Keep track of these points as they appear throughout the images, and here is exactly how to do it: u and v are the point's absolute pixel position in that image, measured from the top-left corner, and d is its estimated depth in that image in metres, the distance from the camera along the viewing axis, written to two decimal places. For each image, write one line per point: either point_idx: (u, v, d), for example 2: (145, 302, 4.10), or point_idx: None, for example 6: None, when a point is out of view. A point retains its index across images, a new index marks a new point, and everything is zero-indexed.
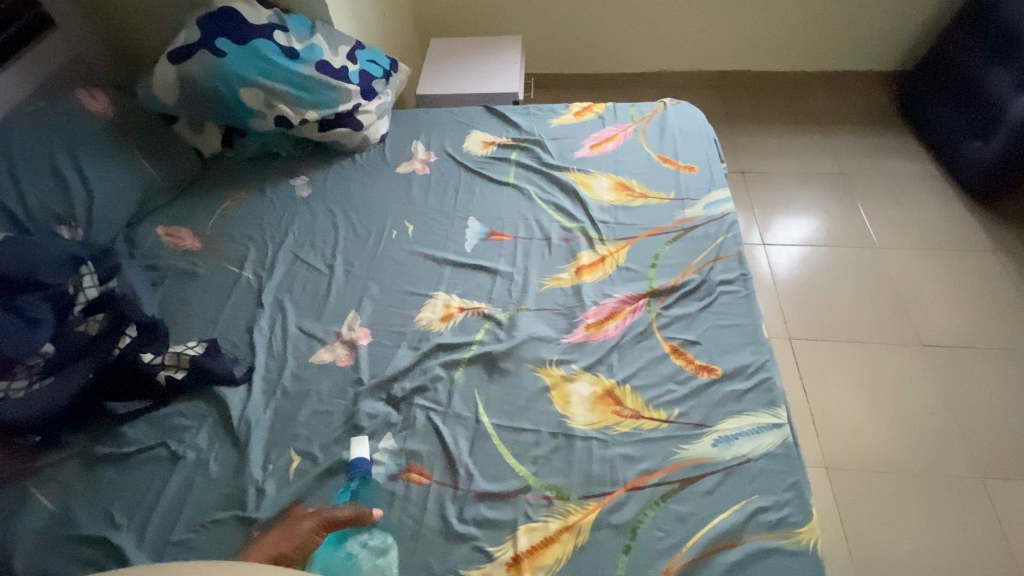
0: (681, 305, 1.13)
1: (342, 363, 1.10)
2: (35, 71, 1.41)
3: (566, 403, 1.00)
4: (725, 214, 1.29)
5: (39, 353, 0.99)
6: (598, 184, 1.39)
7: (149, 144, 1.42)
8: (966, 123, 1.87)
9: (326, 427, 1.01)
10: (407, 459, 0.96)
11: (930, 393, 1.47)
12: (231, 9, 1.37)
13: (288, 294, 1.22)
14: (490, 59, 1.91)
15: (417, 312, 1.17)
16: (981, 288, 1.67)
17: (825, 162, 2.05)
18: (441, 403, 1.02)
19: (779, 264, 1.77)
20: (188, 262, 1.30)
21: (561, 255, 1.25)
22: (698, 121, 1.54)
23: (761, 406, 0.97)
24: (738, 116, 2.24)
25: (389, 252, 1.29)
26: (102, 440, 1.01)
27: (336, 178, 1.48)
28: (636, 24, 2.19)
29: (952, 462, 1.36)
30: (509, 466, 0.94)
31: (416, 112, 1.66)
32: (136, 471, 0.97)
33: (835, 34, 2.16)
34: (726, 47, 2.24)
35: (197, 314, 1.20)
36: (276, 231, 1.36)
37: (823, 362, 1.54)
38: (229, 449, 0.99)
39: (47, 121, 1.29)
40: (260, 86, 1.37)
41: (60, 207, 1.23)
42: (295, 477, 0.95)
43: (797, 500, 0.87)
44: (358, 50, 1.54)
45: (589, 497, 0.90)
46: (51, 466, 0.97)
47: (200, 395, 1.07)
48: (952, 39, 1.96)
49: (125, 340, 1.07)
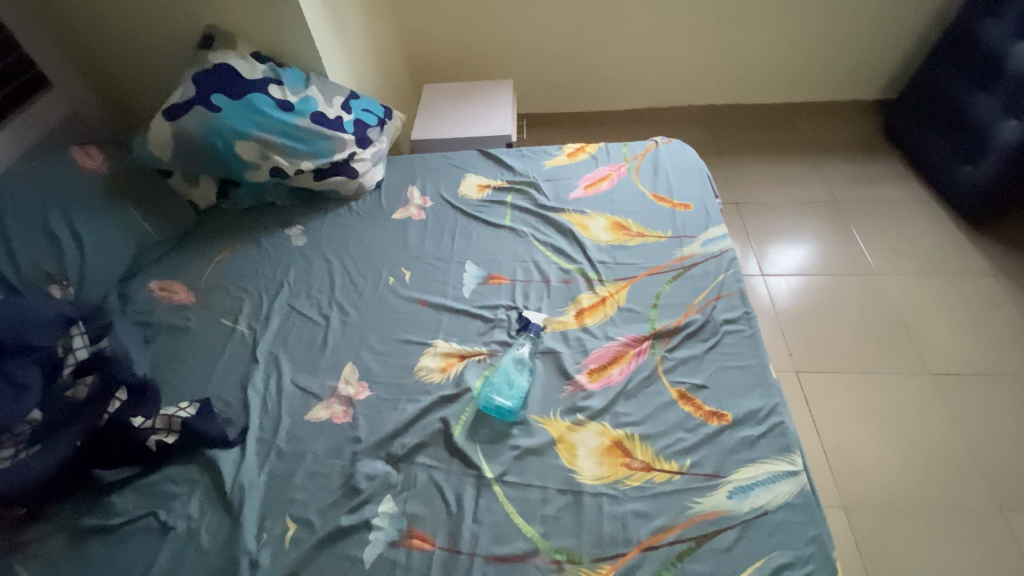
0: (685, 347, 1.10)
1: (339, 420, 1.06)
2: (31, 129, 1.42)
3: (573, 456, 0.96)
4: (724, 250, 1.28)
5: (25, 420, 0.94)
6: (595, 224, 1.38)
7: (143, 199, 1.42)
8: (955, 149, 1.90)
9: (322, 490, 0.97)
10: (408, 523, 0.91)
11: (941, 423, 1.44)
12: (226, 65, 1.39)
13: (283, 348, 1.20)
14: (483, 103, 1.94)
15: (416, 361, 1.14)
16: (985, 313, 1.65)
17: (817, 190, 2.06)
18: (443, 460, 0.98)
19: (779, 293, 1.75)
20: (181, 317, 1.28)
21: (561, 297, 1.23)
22: (690, 159, 1.56)
23: (775, 453, 0.94)
24: (728, 148, 2.28)
25: (387, 301, 1.27)
26: (90, 511, 0.96)
27: (331, 226, 1.47)
28: (624, 64, 2.25)
29: (973, 496, 1.31)
30: (516, 527, 0.89)
31: (411, 157, 1.68)
32: (125, 545, 0.92)
33: (817, 67, 2.21)
34: (713, 83, 2.29)
35: (189, 372, 1.17)
36: (271, 282, 1.35)
37: (830, 394, 1.51)
38: (221, 518, 0.95)
39: (41, 179, 1.28)
40: (255, 138, 1.37)
41: (52, 266, 1.21)
42: (291, 546, 0.90)
43: (820, 555, 0.82)
44: (352, 100, 1.56)
45: (602, 559, 0.85)
46: (37, 539, 0.92)
47: (191, 459, 1.02)
48: (933, 69, 2.01)
49: (115, 404, 1.03)
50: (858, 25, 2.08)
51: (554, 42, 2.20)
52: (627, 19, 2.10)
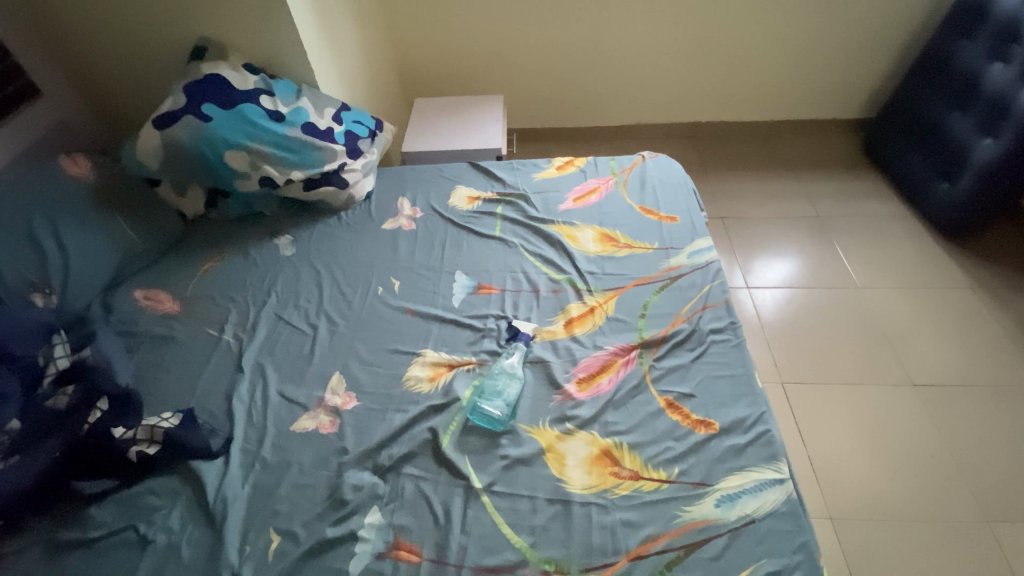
0: (673, 356, 1.11)
1: (325, 430, 1.05)
2: (18, 136, 1.41)
3: (562, 466, 0.96)
4: (710, 262, 1.30)
5: (3, 431, 0.92)
6: (583, 236, 1.40)
7: (130, 207, 1.40)
8: (932, 166, 1.96)
9: (308, 502, 0.95)
10: (395, 535, 0.90)
11: (925, 434, 1.46)
12: (218, 76, 1.40)
13: (270, 358, 1.18)
14: (473, 117, 1.97)
15: (405, 371, 1.14)
16: (963, 325, 1.69)
17: (800, 206, 2.11)
18: (431, 471, 0.98)
19: (765, 306, 1.78)
20: (166, 327, 1.26)
21: (551, 307, 1.23)
22: (677, 172, 1.59)
23: (762, 461, 0.94)
24: (714, 164, 2.32)
25: (376, 310, 1.27)
26: (67, 524, 0.93)
27: (321, 237, 1.47)
28: (612, 81, 2.30)
29: (957, 506, 1.33)
30: (504, 537, 0.89)
31: (402, 169, 1.69)
32: (102, 560, 0.89)
33: (799, 86, 2.28)
34: (699, 101, 2.35)
35: (173, 382, 1.15)
36: (259, 291, 1.34)
37: (816, 406, 1.53)
38: (204, 530, 0.93)
39: (26, 186, 1.26)
40: (246, 148, 1.37)
41: (34, 274, 1.19)
42: (275, 560, 0.88)
43: (808, 562, 0.83)
44: (343, 112, 1.58)
45: (591, 569, 0.85)
46: (11, 554, 0.89)
47: (174, 471, 1.00)
48: (910, 89, 2.08)
49: (96, 414, 1.01)
50: (838, 46, 2.16)
51: (544, 59, 2.24)
52: (614, 38, 2.16)
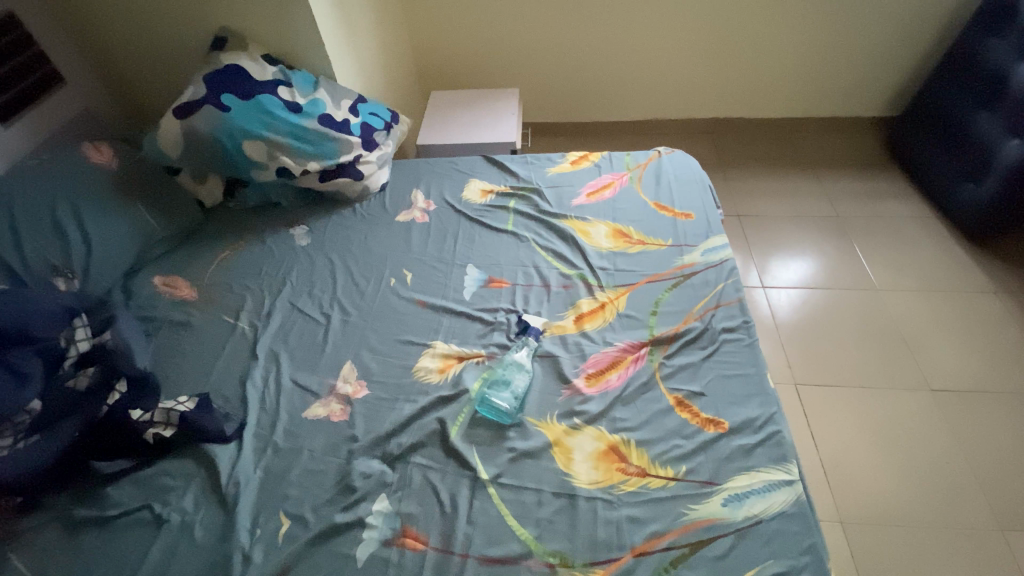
0: (684, 354, 1.11)
1: (336, 418, 1.06)
2: (45, 123, 1.45)
3: (569, 460, 0.96)
4: (724, 259, 1.29)
5: (24, 410, 0.95)
6: (596, 231, 1.39)
7: (150, 195, 1.43)
8: (957, 166, 1.91)
9: (317, 488, 0.97)
10: (403, 523, 0.91)
11: (938, 437, 1.43)
12: (236, 68, 1.41)
13: (284, 346, 1.20)
14: (488, 110, 1.97)
15: (416, 362, 1.15)
16: (984, 330, 1.65)
17: (819, 205, 2.07)
18: (439, 461, 0.98)
19: (779, 306, 1.75)
20: (183, 313, 1.28)
21: (561, 302, 1.23)
22: (693, 169, 1.57)
23: (771, 462, 0.93)
24: (731, 161, 2.29)
25: (388, 301, 1.28)
26: (85, 502, 0.96)
27: (335, 228, 1.49)
28: (629, 75, 2.27)
29: (972, 514, 1.30)
30: (510, 529, 0.89)
31: (417, 162, 1.69)
32: (119, 537, 0.92)
33: (822, 82, 2.23)
34: (717, 97, 2.32)
35: (189, 366, 1.17)
36: (274, 280, 1.36)
37: (829, 408, 1.51)
38: (216, 512, 0.95)
39: (51, 173, 1.30)
40: (263, 139, 1.39)
41: (57, 258, 1.23)
42: (284, 543, 0.90)
43: (815, 565, 0.82)
44: (359, 104, 1.59)
45: (595, 563, 0.85)
46: (31, 529, 0.92)
47: (188, 453, 1.03)
48: (937, 86, 2.02)
49: (115, 396, 1.03)
50: (864, 41, 2.10)
51: (562, 52, 2.23)
52: (632, 33, 2.14)
